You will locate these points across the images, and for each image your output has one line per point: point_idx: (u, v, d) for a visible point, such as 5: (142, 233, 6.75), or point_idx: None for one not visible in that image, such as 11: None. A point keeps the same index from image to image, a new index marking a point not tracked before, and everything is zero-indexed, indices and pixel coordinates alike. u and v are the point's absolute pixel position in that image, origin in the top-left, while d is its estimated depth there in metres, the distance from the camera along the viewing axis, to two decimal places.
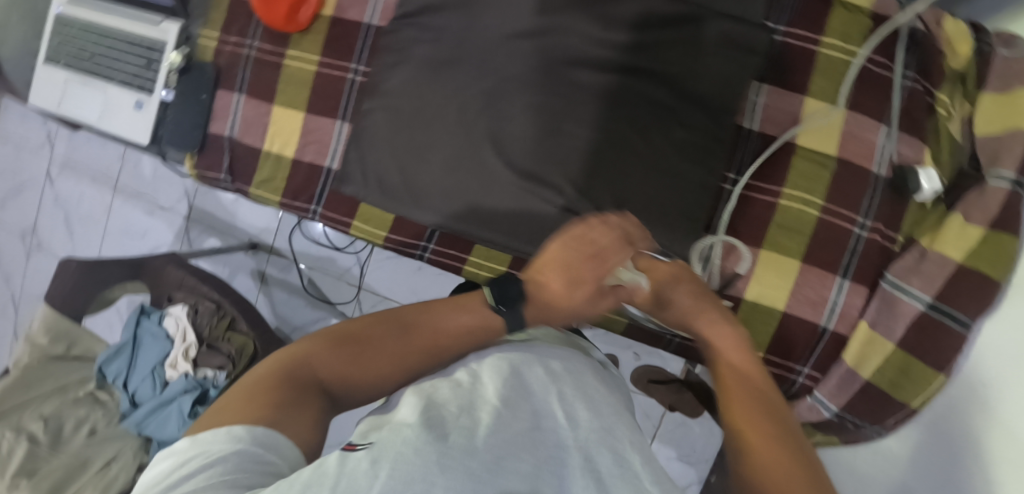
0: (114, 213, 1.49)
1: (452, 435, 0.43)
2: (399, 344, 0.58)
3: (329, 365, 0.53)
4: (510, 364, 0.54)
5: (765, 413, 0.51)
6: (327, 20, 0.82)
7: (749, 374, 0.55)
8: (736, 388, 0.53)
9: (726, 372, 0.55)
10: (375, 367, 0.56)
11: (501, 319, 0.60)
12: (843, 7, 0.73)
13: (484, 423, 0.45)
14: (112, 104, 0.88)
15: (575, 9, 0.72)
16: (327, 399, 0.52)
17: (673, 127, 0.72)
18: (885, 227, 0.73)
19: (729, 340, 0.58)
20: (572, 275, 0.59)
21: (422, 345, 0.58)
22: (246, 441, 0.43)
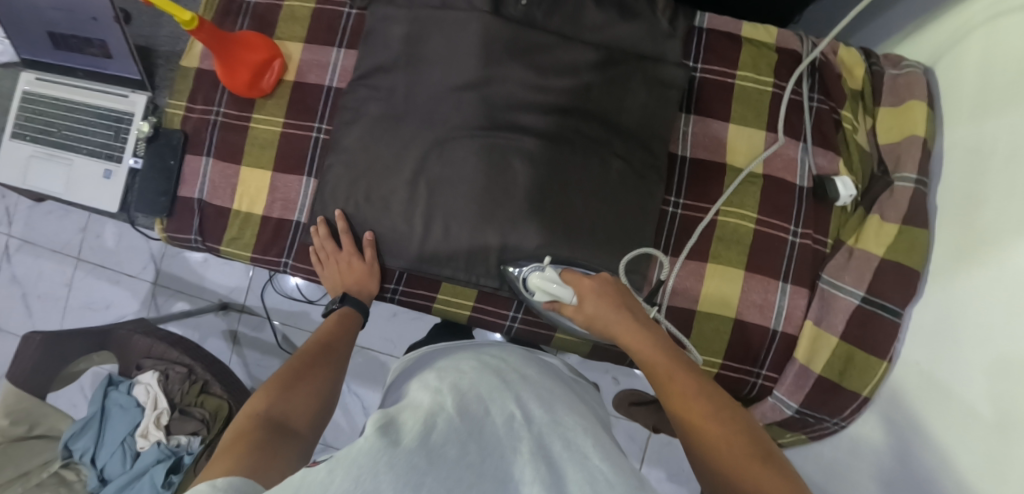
0: (78, 287, 1.47)
1: (405, 438, 0.47)
2: (317, 370, 0.69)
3: (280, 410, 0.62)
4: (464, 386, 0.59)
5: (742, 437, 0.54)
6: (290, 85, 0.86)
7: (664, 356, 0.63)
8: (700, 424, 0.56)
9: (680, 406, 0.58)
10: (308, 393, 0.66)
11: (349, 307, 0.81)
12: (751, 43, 0.83)
13: (437, 426, 0.49)
14: (80, 175, 0.90)
15: (512, 60, 0.81)
16: (287, 432, 0.59)
17: (608, 159, 0.80)
18: (815, 232, 0.80)
19: (672, 373, 0.61)
20: (344, 274, 0.82)
21: (324, 358, 0.72)
22: (211, 490, 0.45)
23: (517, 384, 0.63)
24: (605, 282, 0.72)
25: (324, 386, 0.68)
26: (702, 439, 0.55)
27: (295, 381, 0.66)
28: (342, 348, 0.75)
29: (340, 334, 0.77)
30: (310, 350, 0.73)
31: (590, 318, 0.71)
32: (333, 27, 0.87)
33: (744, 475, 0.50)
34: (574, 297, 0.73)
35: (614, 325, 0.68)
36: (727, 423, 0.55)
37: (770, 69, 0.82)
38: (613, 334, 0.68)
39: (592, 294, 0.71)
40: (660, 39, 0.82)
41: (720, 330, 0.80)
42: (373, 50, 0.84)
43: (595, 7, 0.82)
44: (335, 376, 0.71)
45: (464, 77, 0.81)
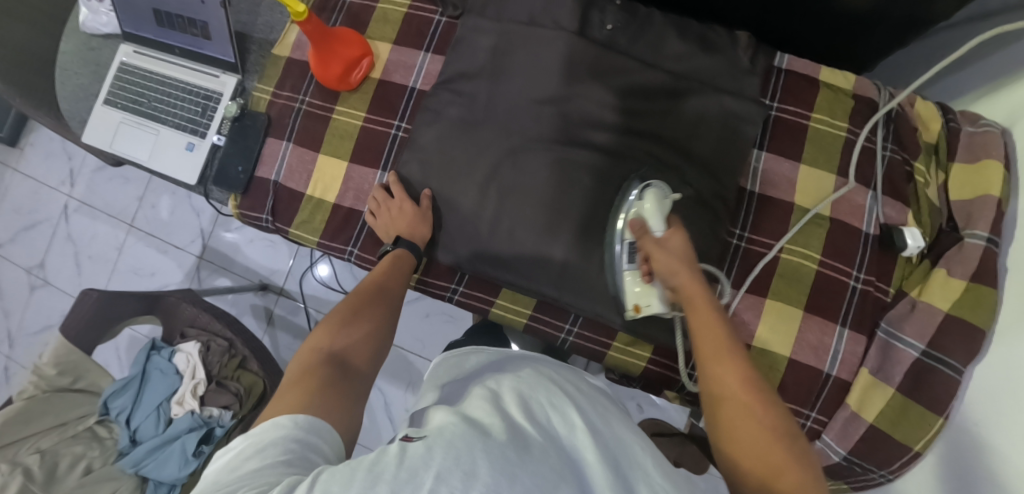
0: (127, 252, 1.52)
1: (495, 432, 0.49)
2: (374, 306, 0.73)
3: (341, 347, 0.66)
4: (531, 387, 0.61)
5: (773, 430, 0.57)
6: (375, 82, 0.90)
7: (718, 320, 0.64)
8: (732, 408, 0.59)
9: (721, 386, 0.60)
10: (366, 329, 0.70)
11: (407, 253, 0.81)
12: (827, 87, 0.84)
13: (517, 425, 0.52)
14: (165, 145, 0.94)
15: (592, 79, 0.83)
16: (347, 369, 0.64)
17: (677, 183, 0.80)
18: (878, 280, 0.81)
19: (719, 346, 0.62)
20: (395, 216, 0.82)
21: (381, 294, 0.75)
22: (292, 425, 0.52)
23: (566, 385, 0.66)
24: (688, 240, 0.71)
25: (381, 327, 0.72)
26: (734, 412, 0.58)
27: (355, 322, 0.70)
28: (396, 288, 0.77)
29: (397, 274, 0.79)
30: (369, 288, 0.75)
31: (659, 258, 0.69)
32: (423, 32, 0.90)
33: (768, 451, 0.55)
34: (663, 232, 0.71)
35: (684, 272, 0.68)
36: (766, 396, 0.59)
37: (846, 115, 0.83)
38: (681, 282, 0.68)
39: (680, 243, 0.70)
40: (739, 74, 0.83)
41: (774, 367, 0.80)
42: (460, 57, 0.87)
43: (677, 38, 0.84)
44: (390, 317, 0.74)
45: (546, 91, 0.83)
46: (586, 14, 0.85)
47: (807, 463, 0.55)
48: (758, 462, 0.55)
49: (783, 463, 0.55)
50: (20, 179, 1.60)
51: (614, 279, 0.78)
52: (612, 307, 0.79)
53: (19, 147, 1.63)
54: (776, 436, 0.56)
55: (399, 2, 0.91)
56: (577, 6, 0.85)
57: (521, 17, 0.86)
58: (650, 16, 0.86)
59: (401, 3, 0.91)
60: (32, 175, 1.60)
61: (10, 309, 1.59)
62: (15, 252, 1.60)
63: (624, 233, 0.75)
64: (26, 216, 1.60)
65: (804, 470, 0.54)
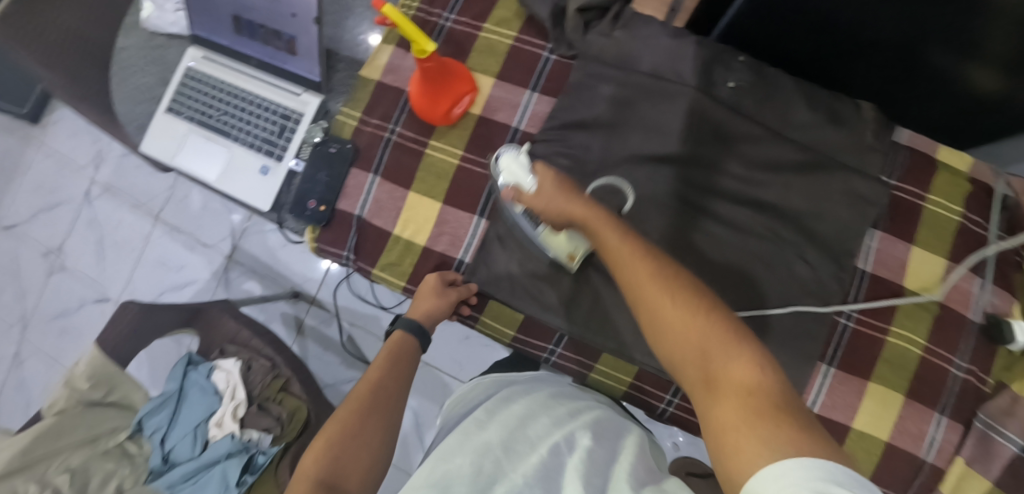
0: (151, 245, 1.42)
1: (457, 485, 0.55)
2: (361, 401, 0.68)
3: (332, 464, 0.62)
4: (509, 424, 0.67)
5: (690, 310, 0.54)
6: (475, 118, 0.84)
7: (613, 226, 0.61)
8: (651, 294, 0.56)
9: (630, 279, 0.58)
10: (360, 431, 0.65)
11: (399, 332, 0.77)
12: (946, 170, 0.83)
13: (485, 467, 0.59)
14: (236, 165, 0.87)
15: (714, 144, 0.80)
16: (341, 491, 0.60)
17: (795, 262, 0.79)
18: (980, 370, 0.80)
19: (623, 247, 0.59)
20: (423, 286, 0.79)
21: (367, 387, 0.70)
22: None
23: (561, 422, 0.69)
24: (560, 173, 0.64)
25: (379, 432, 0.67)
26: (655, 309, 0.55)
27: (350, 432, 0.65)
28: (394, 385, 0.71)
29: (401, 364, 0.74)
30: (364, 389, 0.70)
31: (541, 208, 0.64)
32: (531, 69, 0.85)
33: (693, 337, 0.52)
34: (535, 185, 0.63)
35: (571, 202, 0.62)
36: (678, 284, 0.55)
37: (961, 200, 0.82)
38: (570, 212, 0.62)
39: (554, 183, 0.63)
40: (863, 150, 0.80)
41: (871, 452, 0.79)
42: (575, 103, 0.82)
43: (802, 107, 0.81)
44: (388, 424, 0.68)
45: (663, 150, 0.79)
46: (709, 71, 0.81)
47: (737, 334, 0.52)
48: (688, 351, 0.53)
49: (709, 340, 0.52)
50: (42, 158, 1.49)
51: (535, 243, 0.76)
52: None
53: (41, 125, 1.51)
54: (697, 318, 0.53)
55: (506, 33, 0.86)
56: (701, 61, 0.80)
57: (640, 68, 0.82)
58: (774, 77, 0.81)
59: (507, 34, 0.86)
60: (55, 154, 1.48)
61: (21, 293, 1.47)
62: (33, 233, 1.48)
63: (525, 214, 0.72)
64: (45, 197, 1.48)
65: (737, 344, 0.51)
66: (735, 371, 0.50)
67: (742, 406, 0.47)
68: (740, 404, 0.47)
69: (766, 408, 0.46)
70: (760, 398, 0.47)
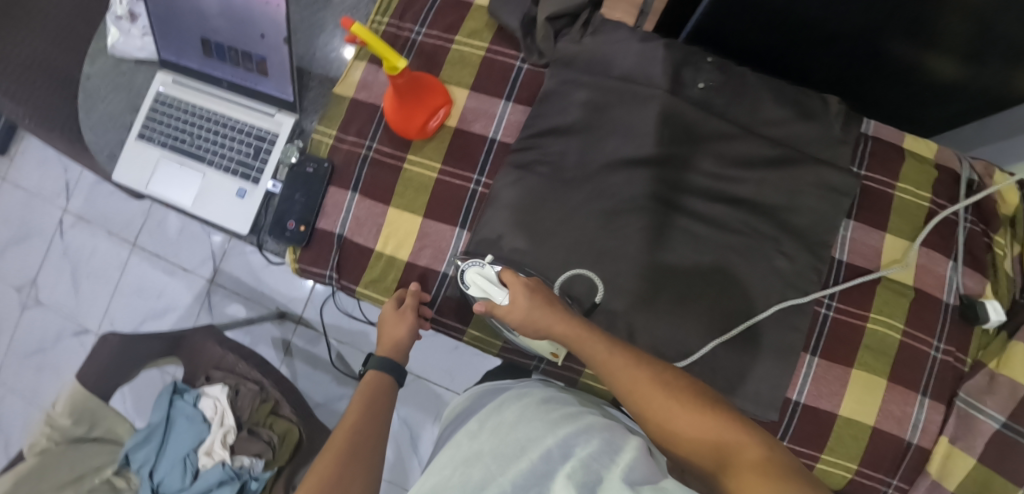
0: (130, 273, 1.39)
1: None
2: (341, 450, 0.63)
3: None
4: (502, 433, 0.68)
5: (693, 404, 0.57)
6: (451, 131, 0.84)
7: (599, 339, 0.64)
8: (654, 400, 0.58)
9: (633, 390, 0.60)
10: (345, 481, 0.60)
11: (369, 372, 0.73)
12: (913, 158, 0.85)
13: (474, 475, 0.60)
14: (211, 189, 0.86)
15: (689, 144, 0.81)
16: None
17: (775, 256, 0.80)
18: (956, 350, 0.83)
19: (619, 362, 0.62)
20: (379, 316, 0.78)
21: (342, 434, 0.65)
22: None
23: (555, 425, 0.68)
24: (530, 283, 0.67)
25: (364, 486, 0.61)
26: (655, 413, 0.58)
27: (331, 490, 0.59)
28: (372, 425, 0.67)
29: (378, 409, 0.69)
30: (340, 442, 0.64)
31: (523, 323, 0.66)
32: (504, 79, 0.86)
33: (708, 435, 0.55)
34: (506, 295, 0.66)
35: (551, 316, 0.65)
36: (673, 386, 0.59)
37: (929, 185, 0.84)
38: (554, 327, 0.65)
39: (524, 295, 0.66)
40: (832, 143, 0.83)
41: (858, 437, 0.81)
42: (550, 111, 0.82)
43: (773, 103, 0.82)
44: (372, 468, 0.63)
45: (639, 152, 0.80)
46: (679, 73, 0.82)
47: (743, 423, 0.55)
48: (696, 444, 0.55)
49: (718, 430, 0.54)
50: (12, 189, 1.45)
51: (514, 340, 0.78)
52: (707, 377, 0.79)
53: (8, 156, 1.47)
54: (701, 411, 0.56)
55: (477, 44, 0.86)
56: (670, 64, 0.81)
57: (612, 73, 0.83)
58: (743, 74, 0.84)
59: (479, 45, 0.86)
60: (24, 185, 1.45)
61: None
62: (7, 267, 1.44)
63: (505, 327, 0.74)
64: (16, 229, 1.44)
65: (745, 428, 0.54)
66: (749, 449, 0.51)
67: (760, 476, 0.48)
68: (759, 475, 0.48)
69: (779, 475, 0.48)
70: (774, 467, 0.49)
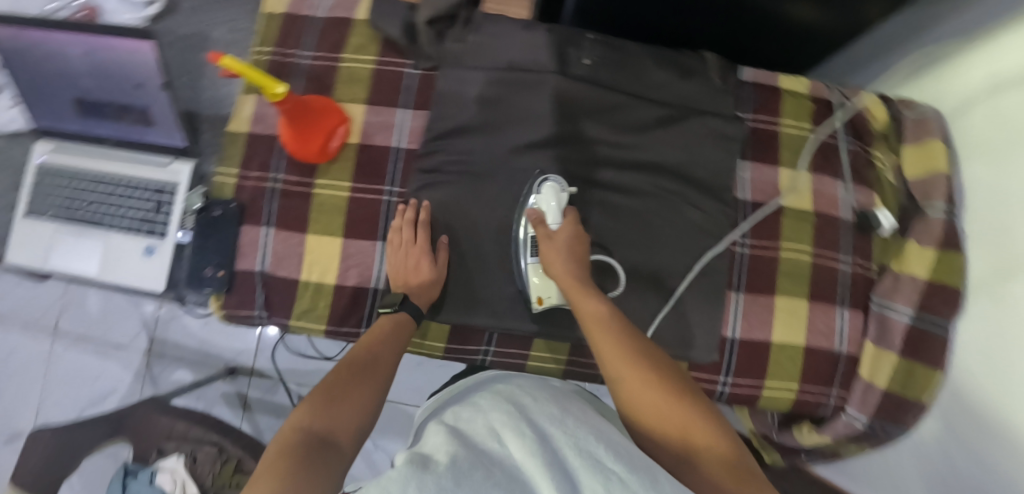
0: (59, 363, 1.31)
1: (432, 463, 0.49)
2: (357, 369, 0.65)
3: (325, 424, 0.58)
4: (483, 411, 0.62)
5: (666, 386, 0.61)
6: (355, 148, 0.84)
7: (599, 303, 0.69)
8: (634, 371, 0.62)
9: (613, 357, 0.63)
10: (355, 396, 0.62)
11: (400, 312, 0.74)
12: (788, 95, 0.92)
13: (469, 449, 0.53)
14: (117, 253, 0.83)
15: (587, 119, 0.84)
16: (326, 449, 0.56)
17: (685, 208, 0.85)
18: (862, 259, 0.89)
19: (604, 332, 0.66)
20: (414, 264, 0.77)
21: (358, 353, 0.67)
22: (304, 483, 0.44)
23: (545, 404, 0.65)
24: (578, 229, 0.78)
25: (367, 395, 0.63)
26: (623, 386, 0.62)
27: (341, 396, 0.61)
28: (388, 351, 0.69)
29: (394, 341, 0.71)
30: (356, 357, 0.67)
31: (551, 256, 0.74)
32: (397, 88, 0.86)
33: (676, 420, 0.58)
34: (559, 223, 0.77)
35: (573, 266, 0.74)
36: (653, 368, 0.62)
37: (807, 117, 0.91)
38: (564, 279, 0.73)
39: (562, 246, 0.75)
40: (715, 94, 0.88)
41: (794, 358, 0.86)
42: (447, 111, 0.84)
43: (656, 67, 0.87)
44: (381, 391, 0.65)
45: (540, 135, 0.83)
46: (563, 53, 0.85)
47: (710, 416, 0.59)
48: (669, 432, 0.58)
49: (688, 419, 0.58)
50: None
51: (519, 268, 0.79)
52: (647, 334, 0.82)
53: None
54: (674, 395, 0.60)
55: (365, 59, 0.87)
56: (552, 46, 0.84)
57: (500, 63, 0.84)
58: (623, 46, 0.87)
59: (366, 59, 0.87)
60: None
61: None
62: None
63: (528, 227, 0.78)
64: None
65: (712, 422, 0.58)
66: (716, 445, 0.56)
67: (726, 473, 0.53)
68: (725, 471, 0.53)
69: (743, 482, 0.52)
70: (738, 470, 0.54)
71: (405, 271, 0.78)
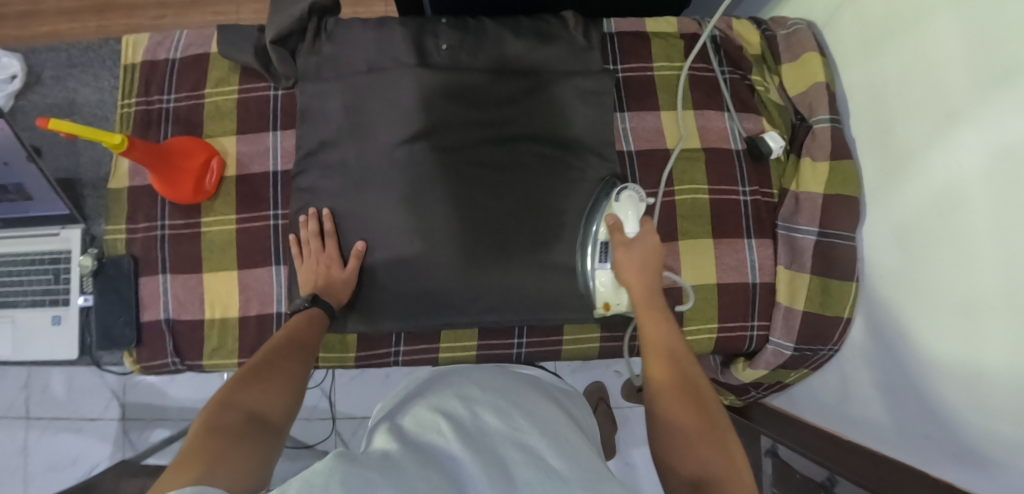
0: (36, 450, 1.31)
1: (360, 458, 0.49)
2: (281, 352, 0.66)
3: (252, 401, 0.58)
4: (427, 405, 0.63)
5: (703, 418, 0.58)
6: (233, 180, 0.85)
7: (667, 324, 0.69)
8: (675, 395, 0.61)
9: (661, 376, 0.63)
10: (282, 374, 0.63)
11: (316, 305, 0.74)
12: (657, 38, 0.91)
13: (412, 444, 0.54)
14: (26, 330, 0.83)
15: (453, 103, 0.83)
16: (257, 425, 0.56)
17: (567, 171, 0.83)
18: (761, 187, 0.88)
19: (661, 352, 0.66)
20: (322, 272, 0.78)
21: (282, 337, 0.68)
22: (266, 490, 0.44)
23: (490, 389, 0.67)
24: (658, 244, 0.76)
25: (292, 381, 0.63)
26: (662, 402, 0.61)
27: (268, 375, 0.62)
28: (311, 336, 0.70)
29: (312, 331, 0.71)
30: (281, 341, 0.68)
31: (622, 262, 0.74)
32: (264, 113, 0.87)
33: (700, 456, 0.55)
34: (637, 232, 0.75)
35: (648, 281, 0.73)
36: (702, 399, 0.60)
37: (681, 55, 0.90)
38: (639, 287, 0.73)
39: (635, 259, 0.74)
40: (579, 52, 0.87)
41: (708, 298, 0.86)
42: (313, 126, 0.84)
43: (514, 37, 0.86)
44: (307, 370, 0.66)
45: (411, 129, 0.81)
46: (420, 43, 0.84)
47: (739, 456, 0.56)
48: (692, 464, 0.55)
49: (715, 452, 0.55)
50: None
51: (586, 270, 0.80)
52: (556, 305, 0.82)
53: None
54: (709, 429, 0.57)
55: (228, 91, 0.87)
56: (407, 38, 0.84)
57: (360, 67, 0.84)
58: (478, 26, 0.87)
59: (229, 91, 0.87)
60: None
61: None
62: None
63: (601, 229, 0.79)
64: None
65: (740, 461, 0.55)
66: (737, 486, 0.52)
67: None
68: None
69: None
70: None
71: (323, 273, 0.78)
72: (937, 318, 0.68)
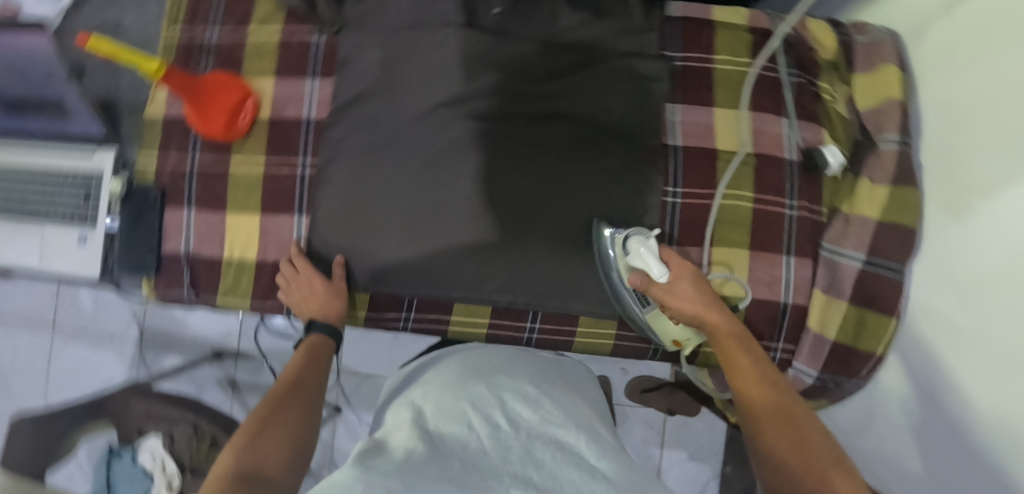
0: (58, 358, 1.37)
1: (382, 460, 0.48)
2: (281, 400, 0.67)
3: (253, 457, 0.59)
4: (450, 390, 0.62)
5: (810, 456, 0.60)
6: (266, 123, 0.84)
7: (744, 353, 0.69)
8: (776, 432, 0.63)
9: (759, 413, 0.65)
10: (282, 424, 0.64)
11: (314, 334, 0.78)
12: (723, 28, 0.85)
13: (435, 439, 0.52)
14: (50, 244, 0.84)
15: (496, 71, 0.79)
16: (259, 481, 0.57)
17: (604, 156, 0.79)
18: (810, 203, 0.82)
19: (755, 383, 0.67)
20: None
21: (282, 386, 0.69)
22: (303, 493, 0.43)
23: (513, 374, 0.66)
24: (694, 273, 0.73)
25: (292, 428, 0.64)
26: (766, 440, 0.63)
27: (268, 427, 0.63)
28: (310, 378, 0.71)
29: (308, 371, 0.72)
30: (281, 390, 0.69)
31: (677, 303, 0.71)
32: (304, 58, 0.85)
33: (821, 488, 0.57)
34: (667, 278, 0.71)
35: (710, 312, 0.71)
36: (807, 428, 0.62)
37: (747, 51, 0.84)
38: (704, 320, 0.71)
39: (692, 287, 0.72)
40: (635, 32, 0.82)
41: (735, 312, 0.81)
42: (351, 78, 0.81)
43: (568, 9, 0.81)
44: (308, 415, 0.67)
45: (449, 92, 0.79)
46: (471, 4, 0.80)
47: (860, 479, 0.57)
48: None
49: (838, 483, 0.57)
50: None
51: (616, 295, 0.78)
52: (574, 294, 0.79)
53: None
54: (827, 461, 0.59)
55: (271, 31, 0.85)
56: None
57: (405, 22, 0.81)
58: None
59: (272, 31, 0.85)
60: None
61: None
62: None
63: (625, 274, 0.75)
64: None
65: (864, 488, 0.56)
66: None
67: None
68: None
69: None
70: None
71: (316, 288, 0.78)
72: (978, 366, 0.63)
